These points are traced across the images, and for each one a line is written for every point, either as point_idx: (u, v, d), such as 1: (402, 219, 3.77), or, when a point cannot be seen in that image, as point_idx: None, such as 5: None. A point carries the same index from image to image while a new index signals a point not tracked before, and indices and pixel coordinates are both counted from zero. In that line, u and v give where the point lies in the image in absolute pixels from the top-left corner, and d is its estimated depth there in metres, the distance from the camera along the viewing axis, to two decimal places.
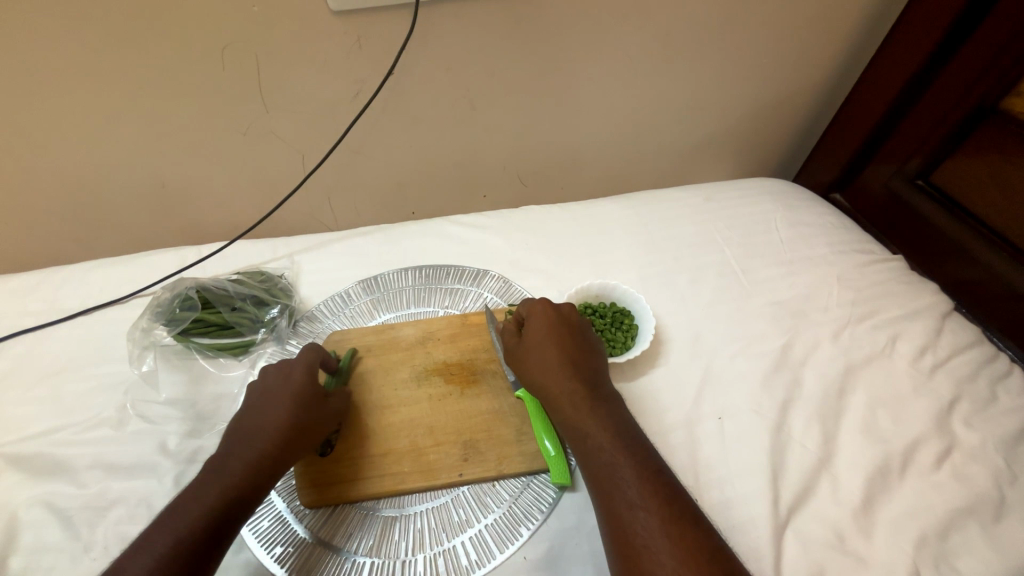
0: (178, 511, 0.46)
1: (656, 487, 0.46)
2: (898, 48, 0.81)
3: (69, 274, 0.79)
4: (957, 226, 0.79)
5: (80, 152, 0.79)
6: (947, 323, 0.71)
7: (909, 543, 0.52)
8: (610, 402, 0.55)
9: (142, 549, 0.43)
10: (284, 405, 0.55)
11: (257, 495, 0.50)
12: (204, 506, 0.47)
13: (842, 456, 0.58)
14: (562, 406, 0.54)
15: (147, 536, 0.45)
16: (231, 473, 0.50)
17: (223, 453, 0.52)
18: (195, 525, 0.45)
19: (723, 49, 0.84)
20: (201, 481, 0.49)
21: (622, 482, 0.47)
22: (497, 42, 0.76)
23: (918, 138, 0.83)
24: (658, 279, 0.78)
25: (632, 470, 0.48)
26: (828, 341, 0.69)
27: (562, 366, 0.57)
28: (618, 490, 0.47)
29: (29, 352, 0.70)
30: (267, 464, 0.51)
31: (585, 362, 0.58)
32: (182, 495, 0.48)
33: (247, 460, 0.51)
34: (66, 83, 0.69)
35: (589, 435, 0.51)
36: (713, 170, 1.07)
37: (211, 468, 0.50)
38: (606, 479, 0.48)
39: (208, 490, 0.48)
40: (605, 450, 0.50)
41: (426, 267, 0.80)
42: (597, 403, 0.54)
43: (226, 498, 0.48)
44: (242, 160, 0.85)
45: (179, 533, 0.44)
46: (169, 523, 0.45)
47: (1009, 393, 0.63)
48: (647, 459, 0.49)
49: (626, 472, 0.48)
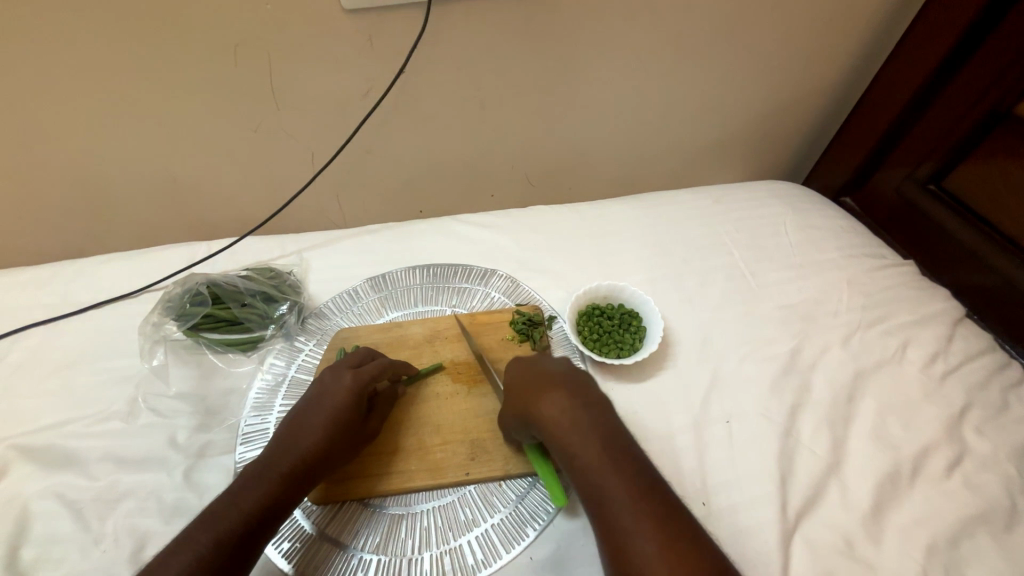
0: (218, 513, 0.46)
1: (650, 502, 0.45)
2: (913, 51, 0.80)
3: (80, 268, 0.80)
4: (970, 231, 0.78)
5: (93, 147, 0.80)
6: (959, 329, 0.70)
7: (918, 551, 0.52)
8: (601, 416, 0.53)
9: (182, 548, 0.43)
10: (328, 418, 0.54)
11: (290, 502, 0.50)
12: (242, 511, 0.47)
13: (851, 462, 0.58)
14: (547, 423, 0.52)
15: (188, 534, 0.45)
16: (271, 480, 0.50)
17: (263, 459, 0.52)
18: (232, 529, 0.45)
19: (734, 51, 0.83)
20: (241, 485, 0.49)
21: (615, 499, 0.46)
22: (508, 41, 0.76)
23: (932, 142, 0.82)
24: (666, 281, 0.77)
25: (624, 486, 0.46)
26: (837, 346, 0.68)
27: (551, 384, 0.56)
28: (613, 506, 0.46)
29: (40, 345, 0.71)
30: (304, 474, 0.51)
31: (575, 380, 0.57)
32: (220, 498, 0.48)
33: (287, 468, 0.51)
34: (81, 79, 0.70)
35: (578, 452, 0.50)
36: (722, 172, 1.07)
37: (252, 473, 0.50)
38: (599, 495, 0.47)
39: (246, 495, 0.48)
40: (595, 467, 0.48)
41: (433, 266, 0.80)
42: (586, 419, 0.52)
43: (263, 505, 0.48)
44: (253, 157, 0.85)
45: (219, 534, 0.45)
46: (211, 523, 0.45)
47: (1022, 401, 0.63)
48: (641, 474, 0.48)
49: (617, 488, 0.46)
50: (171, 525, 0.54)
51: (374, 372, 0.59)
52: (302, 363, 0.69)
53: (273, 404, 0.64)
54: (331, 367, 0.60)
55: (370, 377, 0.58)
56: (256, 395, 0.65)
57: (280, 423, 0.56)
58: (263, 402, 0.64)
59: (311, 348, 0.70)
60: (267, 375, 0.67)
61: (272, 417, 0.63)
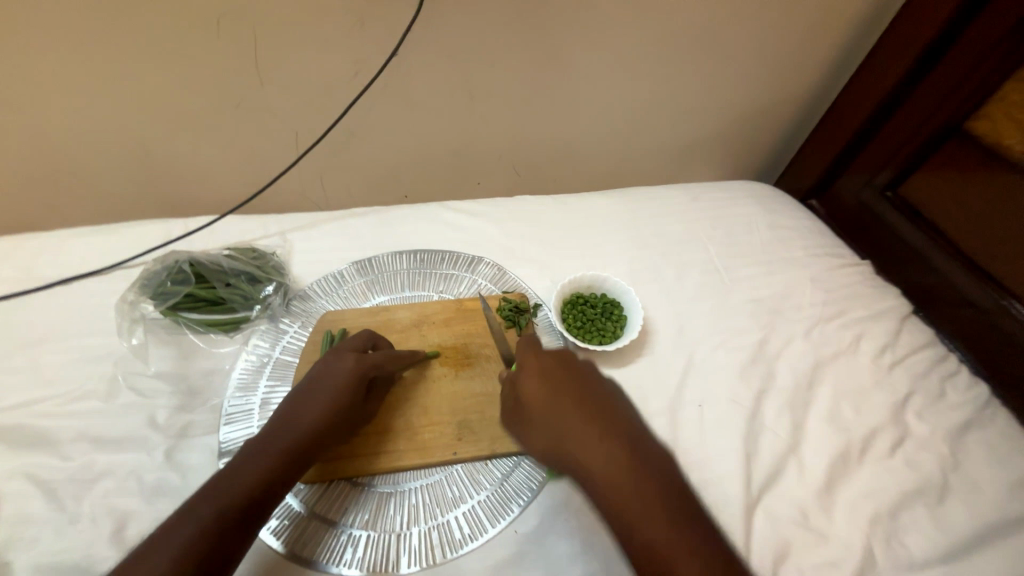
0: (219, 486, 0.46)
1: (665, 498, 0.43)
2: (879, 64, 0.86)
3: (44, 243, 0.76)
4: (921, 235, 0.85)
5: (59, 114, 0.75)
6: (906, 324, 0.77)
7: (864, 520, 0.57)
8: (609, 413, 0.49)
9: (185, 518, 0.43)
10: (329, 400, 0.54)
11: (291, 478, 0.51)
12: (244, 485, 0.47)
13: (809, 442, 0.63)
14: (553, 416, 0.49)
15: (190, 505, 0.45)
16: (273, 455, 0.50)
17: (263, 436, 0.52)
18: (234, 502, 0.46)
19: (717, 55, 0.87)
20: (243, 459, 0.49)
21: (629, 498, 0.43)
22: (502, 30, 0.76)
23: (890, 150, 0.89)
24: (647, 273, 0.81)
25: (638, 484, 0.44)
26: (800, 337, 0.74)
27: (558, 384, 0.52)
28: (628, 507, 0.43)
29: (1, 322, 0.67)
30: (304, 452, 0.52)
31: (579, 376, 0.53)
32: (222, 471, 0.48)
33: (287, 445, 0.51)
34: (48, 40, 0.66)
35: (582, 451, 0.47)
36: (701, 171, 1.11)
37: (251, 449, 0.50)
38: (611, 495, 0.44)
39: (249, 470, 0.48)
40: (606, 467, 0.45)
41: (420, 251, 0.81)
42: (596, 416, 0.49)
43: (265, 479, 0.48)
44: (233, 133, 0.82)
45: (221, 505, 0.45)
46: (213, 494, 0.45)
47: (956, 389, 0.70)
48: (655, 471, 0.45)
49: (630, 489, 0.44)
50: (153, 504, 0.53)
51: (377, 359, 0.59)
52: (287, 344, 0.68)
53: (257, 384, 0.64)
54: (333, 350, 0.59)
55: (373, 364, 0.58)
56: (239, 375, 0.64)
57: (281, 401, 0.56)
58: (247, 383, 0.64)
59: (296, 330, 0.70)
60: (251, 356, 0.66)
61: (257, 398, 0.63)
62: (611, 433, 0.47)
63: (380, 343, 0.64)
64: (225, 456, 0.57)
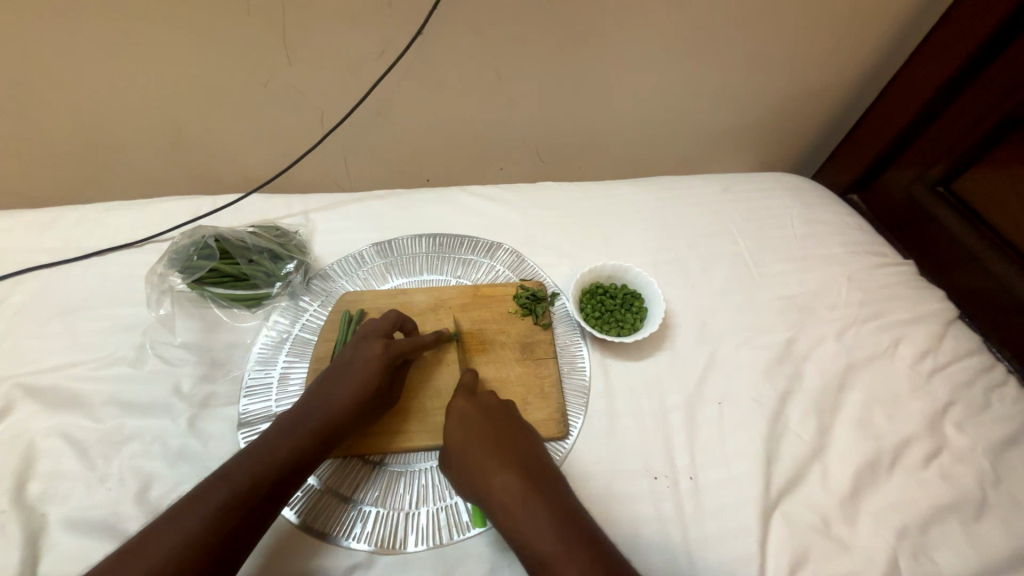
0: (254, 455, 0.50)
1: (576, 531, 0.45)
2: (938, 50, 0.79)
3: (83, 215, 0.79)
4: (972, 234, 0.80)
5: (98, 90, 0.78)
6: (950, 329, 0.72)
7: (890, 532, 0.54)
8: (538, 459, 0.52)
9: (221, 481, 0.47)
10: (355, 386, 0.55)
11: (320, 454, 0.53)
12: (275, 457, 0.50)
13: (834, 447, 0.60)
14: (490, 472, 0.50)
15: (226, 470, 0.48)
16: (303, 433, 0.52)
17: (294, 413, 0.54)
18: (266, 474, 0.49)
19: (758, 37, 0.82)
20: (276, 433, 0.52)
21: (542, 529, 0.45)
22: (530, 9, 0.74)
23: (946, 144, 0.82)
24: (670, 265, 0.78)
25: (550, 519, 0.46)
26: (832, 338, 0.70)
27: (484, 425, 0.53)
28: (534, 536, 0.45)
29: (44, 288, 0.70)
30: (331, 433, 0.53)
31: (511, 422, 0.55)
32: (258, 442, 0.51)
33: (317, 424, 0.53)
34: (88, 17, 0.68)
35: (502, 488, 0.48)
36: (733, 161, 1.06)
37: (284, 422, 0.53)
38: (523, 528, 0.46)
39: (281, 445, 0.51)
40: (520, 501, 0.47)
41: (440, 235, 0.81)
42: (520, 459, 0.51)
43: (295, 456, 0.51)
44: (261, 112, 0.84)
45: (255, 474, 0.48)
46: (248, 463, 0.49)
47: (1003, 401, 0.65)
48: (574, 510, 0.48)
49: (541, 524, 0.45)
50: (176, 469, 0.56)
51: (404, 347, 0.59)
52: (307, 322, 0.69)
53: (277, 358, 0.65)
54: (362, 336, 0.60)
55: (400, 353, 0.58)
56: (260, 350, 0.66)
57: (313, 380, 0.58)
58: (267, 357, 0.65)
59: (316, 309, 0.71)
60: (272, 332, 0.68)
61: (276, 372, 0.64)
62: (535, 473, 0.50)
63: (408, 325, 0.63)
64: (244, 426, 0.59)
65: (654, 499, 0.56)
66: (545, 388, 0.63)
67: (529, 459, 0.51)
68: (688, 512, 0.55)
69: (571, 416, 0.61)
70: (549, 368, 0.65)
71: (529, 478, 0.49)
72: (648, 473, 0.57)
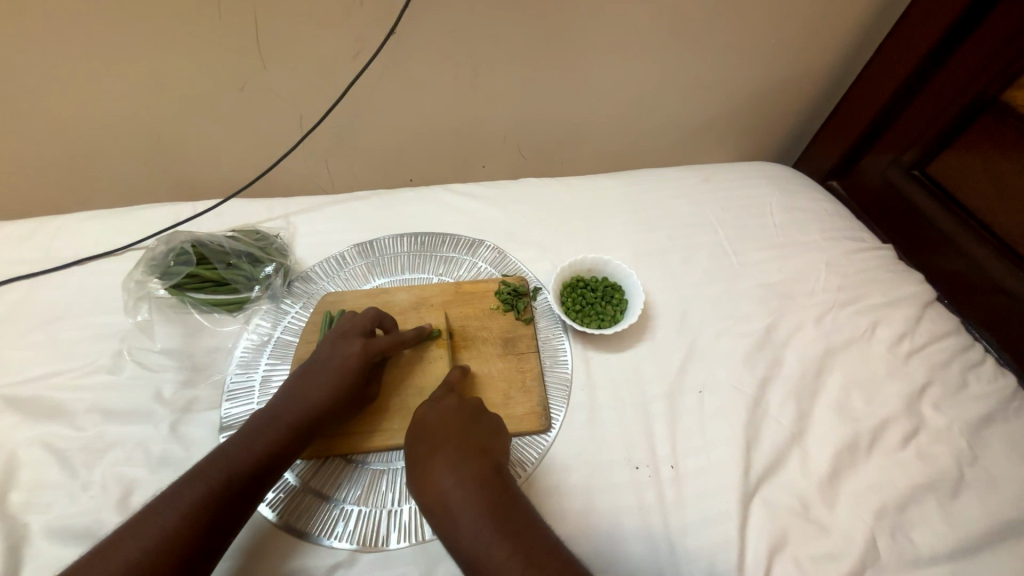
0: (229, 452, 0.50)
1: (503, 534, 0.44)
2: (907, 35, 0.80)
3: (62, 224, 0.79)
4: (947, 217, 0.80)
5: (72, 99, 0.77)
6: (928, 311, 0.73)
7: (869, 513, 0.55)
8: (481, 456, 0.50)
9: (197, 478, 0.47)
10: (332, 383, 0.55)
11: (296, 450, 0.53)
12: (253, 454, 0.50)
13: (814, 431, 0.61)
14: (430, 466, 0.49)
15: (202, 468, 0.49)
16: (279, 430, 0.53)
17: (269, 410, 0.54)
18: (243, 470, 0.49)
19: (733, 27, 0.82)
20: (252, 430, 0.52)
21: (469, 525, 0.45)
22: (502, 5, 0.74)
23: (919, 127, 0.83)
24: (651, 257, 0.78)
25: (476, 522, 0.45)
26: (811, 323, 0.71)
27: (432, 426, 0.52)
28: (459, 538, 0.45)
29: (23, 299, 0.70)
30: (307, 429, 0.54)
31: (464, 419, 0.53)
32: (234, 439, 0.51)
33: (293, 421, 0.53)
34: (58, 27, 0.68)
35: (436, 486, 0.48)
36: (715, 151, 1.07)
37: (258, 420, 0.53)
38: (450, 527, 0.46)
39: (257, 441, 0.51)
40: (449, 503, 0.46)
41: (422, 234, 0.81)
42: (459, 458, 0.49)
43: (272, 452, 0.51)
44: (238, 115, 0.83)
45: (232, 470, 0.49)
46: (224, 460, 0.49)
47: (980, 380, 0.66)
48: (508, 512, 0.46)
49: (468, 524, 0.45)
50: (158, 474, 0.56)
51: (383, 345, 0.59)
52: (288, 325, 0.69)
53: (259, 362, 0.65)
54: (339, 334, 0.60)
55: (378, 350, 0.58)
56: (241, 353, 0.66)
57: (288, 377, 0.58)
58: (249, 360, 0.65)
59: (297, 311, 0.71)
60: (253, 335, 0.68)
61: (258, 375, 0.64)
62: (469, 473, 0.48)
63: (387, 322, 0.63)
64: (226, 429, 0.59)
65: (636, 489, 0.56)
66: (527, 382, 0.63)
67: (468, 457, 0.49)
68: (669, 500, 0.56)
69: (553, 409, 0.62)
70: (531, 362, 0.65)
71: (462, 477, 0.48)
72: (629, 463, 0.58)
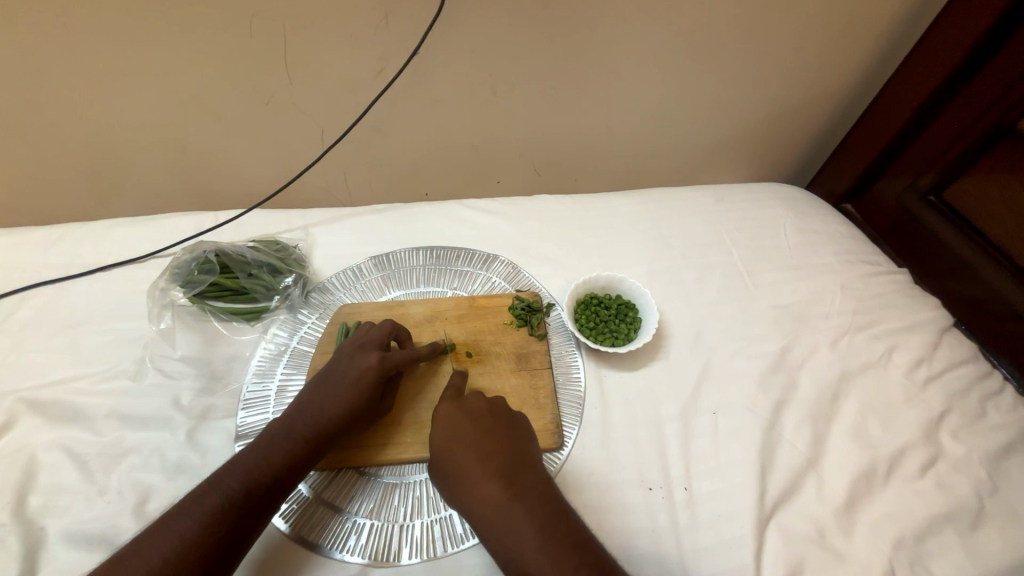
0: (246, 462, 0.51)
1: (558, 536, 0.46)
2: (923, 62, 0.81)
3: (89, 231, 0.81)
4: (964, 243, 0.80)
5: (107, 110, 0.80)
6: (945, 337, 0.72)
7: (886, 543, 0.54)
8: (525, 462, 0.52)
9: (216, 487, 0.48)
10: (348, 397, 0.56)
11: (312, 462, 0.54)
12: (270, 465, 0.51)
13: (829, 457, 0.60)
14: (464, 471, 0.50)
15: (221, 477, 0.49)
16: (296, 441, 0.53)
17: (286, 421, 0.55)
18: (260, 481, 0.50)
19: (747, 51, 0.84)
20: (270, 440, 0.53)
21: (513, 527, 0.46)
22: (522, 27, 0.76)
23: (935, 153, 0.83)
24: (665, 276, 0.79)
25: (532, 528, 0.46)
26: (826, 346, 0.70)
27: (470, 432, 0.52)
28: (515, 545, 0.46)
29: (49, 303, 0.72)
30: (322, 442, 0.54)
31: (500, 424, 0.54)
32: (252, 449, 0.52)
33: (309, 433, 0.54)
34: (100, 43, 0.71)
35: (486, 495, 0.49)
36: (728, 171, 1.07)
37: (276, 430, 0.54)
38: (506, 533, 0.46)
39: (275, 453, 0.52)
40: (502, 512, 0.47)
41: (437, 248, 0.82)
42: (507, 467, 0.50)
43: (288, 463, 0.52)
44: (262, 128, 0.86)
45: (249, 480, 0.49)
46: (242, 470, 0.50)
47: (999, 410, 0.65)
48: (559, 513, 0.48)
49: (522, 532, 0.46)
50: (174, 481, 0.56)
51: (399, 360, 0.59)
52: (305, 335, 0.70)
53: (275, 371, 0.66)
54: (356, 347, 0.60)
55: (394, 365, 0.59)
56: (258, 362, 0.67)
57: (304, 388, 0.59)
58: (265, 370, 0.66)
59: (313, 321, 0.72)
60: (271, 344, 0.69)
61: (274, 385, 0.65)
62: (519, 480, 0.50)
63: (403, 335, 0.64)
64: (241, 438, 0.60)
65: (649, 511, 0.56)
66: (539, 399, 0.63)
67: (515, 464, 0.51)
68: (682, 523, 0.55)
69: (566, 427, 0.62)
70: (544, 379, 0.65)
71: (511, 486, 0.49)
72: (642, 484, 0.58)
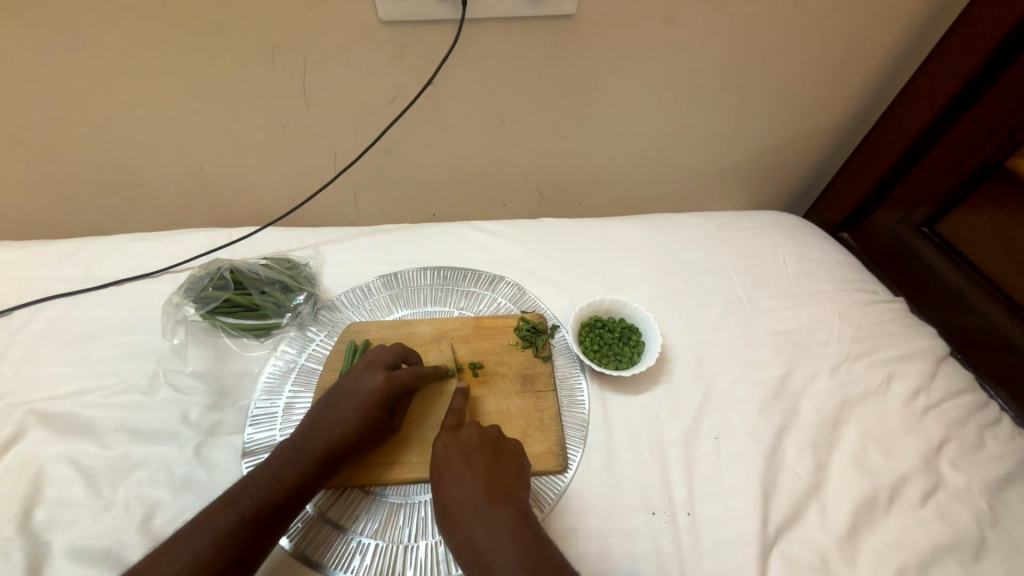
0: (254, 481, 0.51)
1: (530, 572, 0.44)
2: (913, 100, 0.85)
3: (103, 245, 0.83)
4: (959, 274, 0.83)
5: (129, 129, 0.83)
6: (942, 367, 0.73)
7: (889, 572, 0.54)
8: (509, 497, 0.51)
9: (226, 507, 0.49)
10: (353, 416, 0.56)
11: (320, 481, 0.54)
12: (280, 484, 0.51)
13: (831, 485, 0.61)
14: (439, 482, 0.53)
15: (234, 494, 0.50)
16: (305, 462, 0.53)
17: (291, 442, 0.55)
18: (271, 501, 0.50)
19: (743, 87, 0.88)
20: (280, 460, 0.53)
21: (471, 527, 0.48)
22: (530, 61, 0.80)
23: (928, 186, 0.86)
24: (667, 300, 0.80)
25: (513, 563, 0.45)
26: (826, 373, 0.71)
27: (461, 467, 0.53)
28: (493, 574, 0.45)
29: (62, 316, 0.73)
30: (329, 461, 0.54)
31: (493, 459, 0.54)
32: (262, 468, 0.53)
33: (319, 452, 0.54)
34: (128, 68, 0.75)
35: (468, 531, 0.48)
36: (728, 198, 1.10)
37: (288, 450, 0.54)
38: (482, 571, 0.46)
39: (286, 472, 0.52)
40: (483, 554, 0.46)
41: (444, 268, 0.84)
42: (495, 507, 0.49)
43: (299, 482, 0.52)
44: (277, 150, 0.89)
45: (260, 499, 0.50)
46: (254, 488, 0.51)
47: (997, 440, 0.66)
48: (542, 554, 0.46)
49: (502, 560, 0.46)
50: (179, 497, 0.56)
51: (405, 378, 0.60)
52: (313, 352, 0.71)
53: (282, 389, 0.67)
54: (359, 367, 0.61)
55: (401, 384, 0.59)
56: (266, 379, 0.68)
57: (312, 405, 0.60)
58: (273, 387, 0.67)
59: (322, 338, 0.73)
60: (279, 361, 0.70)
61: (281, 401, 0.66)
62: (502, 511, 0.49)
63: (412, 357, 0.65)
64: (248, 455, 0.60)
65: (652, 536, 0.56)
66: (544, 421, 0.64)
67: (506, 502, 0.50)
68: (685, 548, 0.55)
69: (569, 447, 0.63)
70: (548, 401, 0.66)
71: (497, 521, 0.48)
72: (646, 508, 0.58)
